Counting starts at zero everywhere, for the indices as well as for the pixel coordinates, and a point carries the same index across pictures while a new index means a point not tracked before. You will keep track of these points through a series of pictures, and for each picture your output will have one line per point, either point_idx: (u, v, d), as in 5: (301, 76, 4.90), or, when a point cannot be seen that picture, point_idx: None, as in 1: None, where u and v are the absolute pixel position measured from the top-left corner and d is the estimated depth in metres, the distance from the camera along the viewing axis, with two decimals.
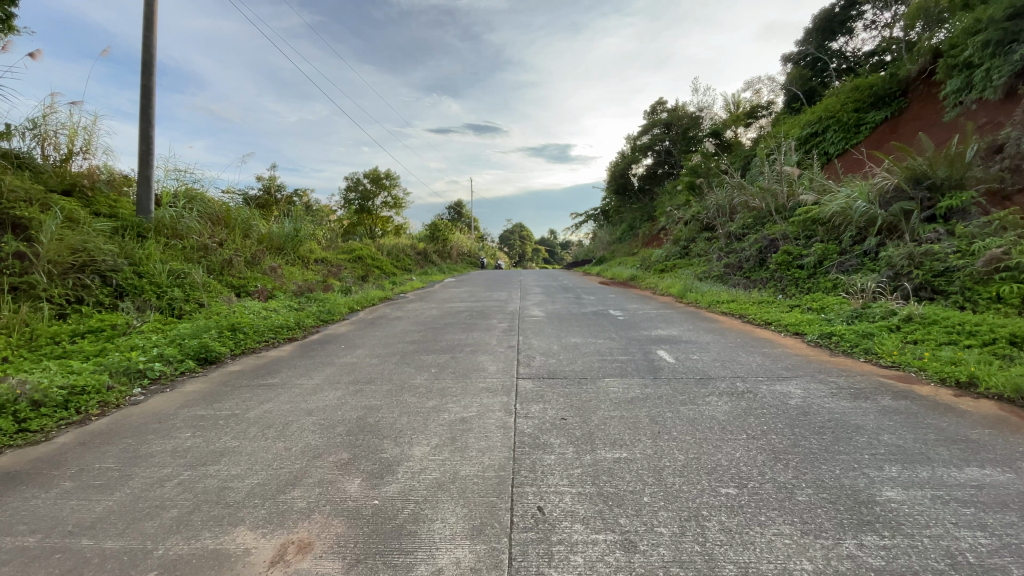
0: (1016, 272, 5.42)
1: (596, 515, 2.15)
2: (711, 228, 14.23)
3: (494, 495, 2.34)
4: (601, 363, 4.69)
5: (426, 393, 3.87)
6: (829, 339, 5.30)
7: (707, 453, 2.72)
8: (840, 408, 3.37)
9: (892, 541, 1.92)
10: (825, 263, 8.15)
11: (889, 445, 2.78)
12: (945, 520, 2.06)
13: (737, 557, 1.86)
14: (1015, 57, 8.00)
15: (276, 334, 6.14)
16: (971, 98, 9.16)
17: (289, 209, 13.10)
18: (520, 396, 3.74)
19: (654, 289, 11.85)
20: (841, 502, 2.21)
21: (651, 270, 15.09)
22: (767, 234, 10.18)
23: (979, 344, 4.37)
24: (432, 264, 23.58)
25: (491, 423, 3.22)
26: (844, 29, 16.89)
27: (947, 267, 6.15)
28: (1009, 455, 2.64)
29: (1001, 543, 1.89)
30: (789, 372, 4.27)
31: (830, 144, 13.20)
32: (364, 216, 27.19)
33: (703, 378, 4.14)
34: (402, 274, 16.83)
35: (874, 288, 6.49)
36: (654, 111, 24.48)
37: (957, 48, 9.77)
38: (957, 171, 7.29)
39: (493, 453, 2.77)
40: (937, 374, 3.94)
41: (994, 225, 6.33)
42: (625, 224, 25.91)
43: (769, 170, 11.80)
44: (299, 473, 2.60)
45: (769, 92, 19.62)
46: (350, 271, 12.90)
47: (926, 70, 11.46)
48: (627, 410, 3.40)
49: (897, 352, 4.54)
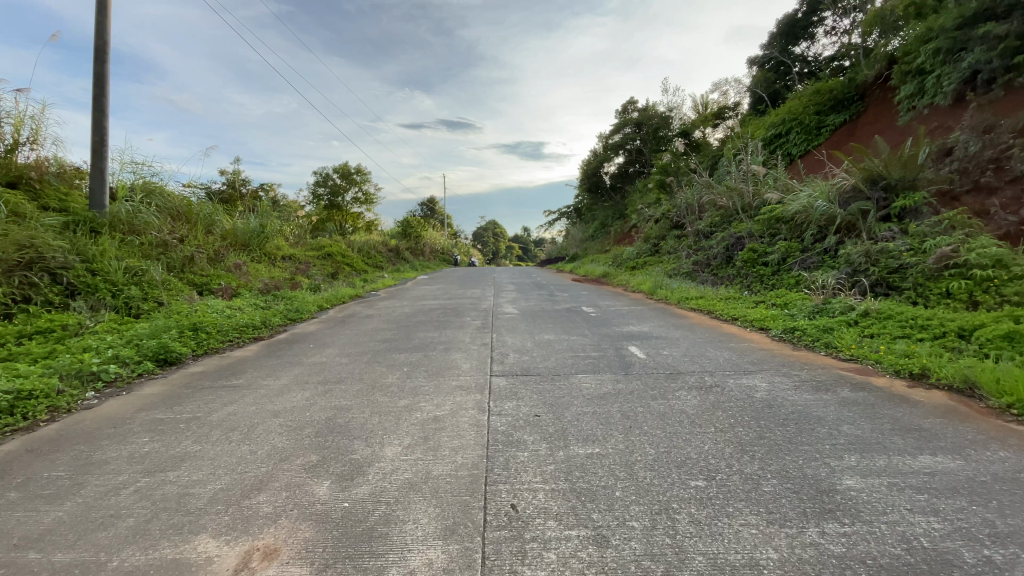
0: (965, 269, 5.71)
1: (569, 511, 2.15)
2: (680, 226, 14.48)
3: (467, 494, 2.32)
4: (574, 359, 4.72)
5: (398, 392, 3.80)
6: (792, 334, 5.48)
7: (677, 447, 2.76)
8: (803, 401, 3.48)
9: (852, 528, 2.00)
10: (789, 260, 8.42)
11: (849, 436, 2.89)
12: (901, 506, 2.15)
13: (706, 548, 1.90)
14: (964, 64, 8.45)
15: (241, 333, 5.96)
16: (922, 104, 9.61)
17: (254, 204, 12.70)
18: (494, 394, 3.73)
19: (626, 286, 12.01)
20: (804, 492, 2.29)
21: (623, 268, 15.31)
22: (734, 232, 10.45)
23: (931, 338, 4.59)
24: (404, 261, 23.26)
25: (465, 421, 3.19)
26: (806, 34, 17.44)
27: (901, 264, 6.44)
28: (958, 442, 2.79)
29: (952, 528, 1.99)
30: (754, 366, 4.40)
31: (793, 146, 13.65)
32: (335, 212, 26.64)
33: (673, 373, 4.22)
34: (374, 271, 16.57)
35: (834, 285, 6.76)
36: (625, 110, 24.77)
37: (912, 55, 10.21)
38: (911, 172, 7.58)
39: (466, 452, 2.75)
40: (892, 367, 4.12)
41: (944, 224, 6.64)
42: (599, 221, 26.19)
43: (736, 170, 12.08)
44: (265, 477, 2.51)
45: (737, 94, 20.15)
46: (318, 267, 12.63)
47: (881, 76, 11.92)
48: (599, 406, 3.43)
49: (855, 346, 4.73)
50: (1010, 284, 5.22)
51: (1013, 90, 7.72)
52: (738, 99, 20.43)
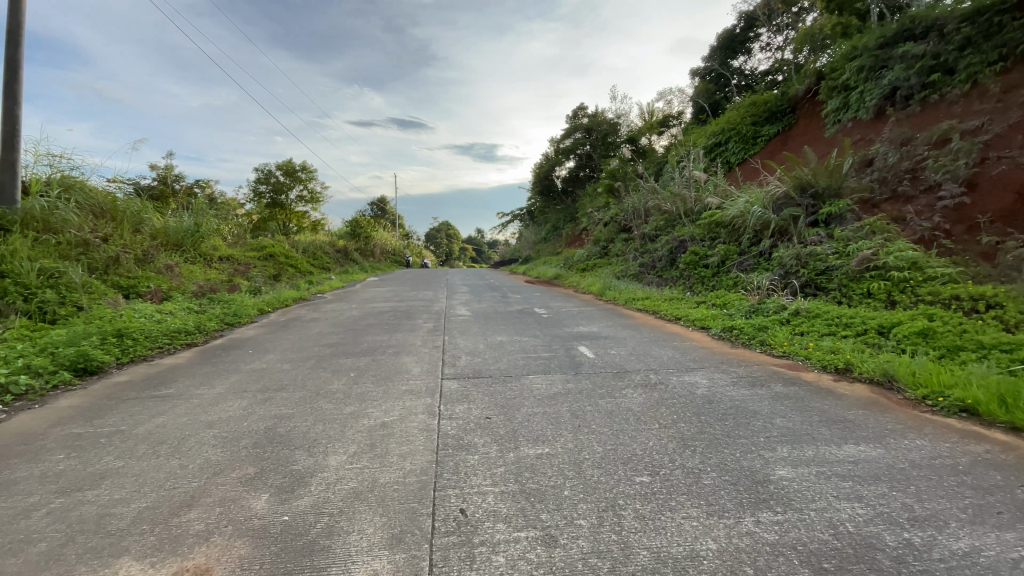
0: (883, 271, 6.21)
1: (518, 513, 2.16)
2: (628, 229, 14.93)
3: (415, 501, 2.27)
4: (526, 360, 4.75)
5: (343, 399, 3.69)
6: (730, 332, 5.77)
7: (623, 444, 2.84)
8: (740, 396, 3.66)
9: (784, 516, 2.12)
10: (727, 262, 8.86)
11: (781, 428, 3.07)
12: (828, 494, 2.30)
13: (651, 542, 1.95)
14: (884, 81, 9.42)
15: (172, 339, 5.58)
16: (847, 118, 10.32)
17: (189, 201, 11.96)
18: (445, 397, 3.69)
19: (576, 288, 12.25)
20: (741, 483, 2.40)
21: (573, 269, 15.59)
22: (677, 235, 10.88)
23: (853, 335, 4.96)
24: (353, 262, 22.61)
25: (414, 426, 3.13)
26: (743, 49, 18.43)
27: (827, 266, 6.92)
28: (878, 432, 3.02)
29: (873, 512, 2.15)
30: (696, 364, 4.59)
31: (732, 154, 14.43)
32: (277, 210, 25.50)
33: (620, 371, 4.33)
34: (319, 273, 16.00)
35: (769, 286, 7.19)
36: (576, 115, 25.33)
37: (838, 73, 11.04)
38: (836, 181, 8.15)
39: (415, 457, 2.70)
40: (820, 363, 4.42)
41: (865, 230, 7.19)
42: (551, 224, 26.58)
43: (680, 176, 12.59)
44: (197, 493, 2.36)
45: (680, 103, 21.08)
46: (260, 268, 12.05)
47: (810, 90, 12.69)
48: (549, 406, 3.47)
49: (787, 343, 5.05)
50: (921, 285, 5.73)
51: (928, 106, 8.52)
52: (681, 108, 21.35)
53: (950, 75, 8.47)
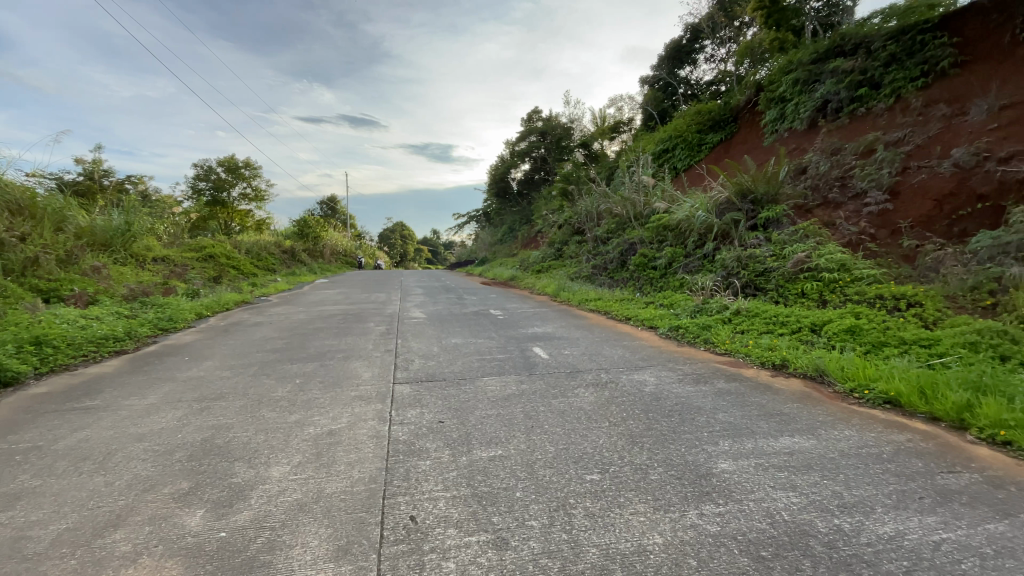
0: (815, 272, 6.63)
1: (469, 517, 2.14)
2: (581, 232, 15.21)
3: (363, 510, 2.21)
4: (480, 362, 4.73)
5: (288, 406, 3.54)
6: (677, 331, 5.98)
7: (575, 443, 2.88)
8: (686, 392, 3.81)
9: (725, 508, 2.22)
10: (674, 264, 9.19)
11: (723, 423, 3.22)
12: (766, 484, 2.42)
13: (600, 540, 1.99)
14: (817, 95, 10.09)
15: (99, 346, 5.17)
16: (783, 128, 10.95)
17: (118, 198, 11.15)
18: (396, 402, 3.61)
19: (531, 289, 12.36)
20: (686, 477, 2.49)
21: (529, 271, 15.71)
22: (628, 238, 11.19)
23: (789, 332, 5.27)
24: (300, 263, 21.78)
25: (363, 433, 3.05)
26: (690, 59, 19.18)
27: (765, 268, 7.32)
28: (811, 424, 3.21)
29: (806, 500, 2.28)
30: (645, 362, 4.73)
31: (679, 160, 15.01)
32: (218, 209, 24.20)
33: (573, 371, 4.40)
34: (264, 275, 15.31)
35: (712, 287, 7.53)
36: (530, 119, 25.58)
37: (776, 85, 11.70)
38: (773, 187, 8.64)
39: (363, 465, 2.62)
40: (759, 359, 4.66)
41: (800, 233, 7.65)
42: (507, 225, 26.71)
43: (630, 181, 12.94)
44: (125, 511, 2.19)
45: (631, 110, 21.69)
46: (199, 270, 11.40)
47: (750, 101, 13.28)
48: (503, 408, 3.47)
49: (729, 341, 5.29)
50: (849, 285, 6.16)
51: (856, 118, 9.17)
52: (632, 114, 21.98)
53: (876, 89, 9.15)
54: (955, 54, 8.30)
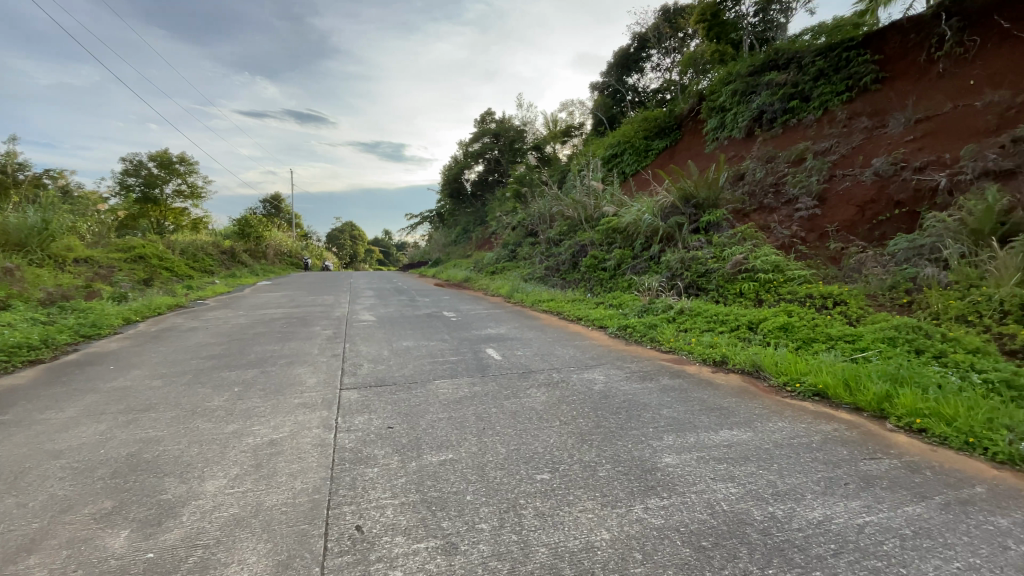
0: (752, 273, 7.00)
1: (418, 524, 2.10)
2: (534, 233, 15.35)
3: (306, 522, 2.12)
4: (432, 365, 4.68)
5: (225, 416, 3.35)
6: (625, 331, 6.15)
7: (526, 443, 2.90)
8: (633, 389, 3.92)
9: (669, 500, 2.30)
10: (623, 265, 9.45)
11: (668, 418, 3.34)
12: (707, 476, 2.53)
13: (549, 539, 2.01)
14: (753, 105, 10.70)
15: (8, 356, 4.70)
16: (723, 136, 11.51)
17: (33, 194, 10.20)
18: (343, 409, 3.50)
19: (485, 291, 12.36)
20: (632, 473, 2.56)
21: (482, 272, 15.69)
22: (579, 240, 11.40)
23: (728, 330, 5.54)
24: (242, 265, 20.72)
25: (307, 442, 2.93)
26: (637, 68, 19.81)
27: (707, 269, 7.66)
28: (748, 417, 3.39)
29: (744, 490, 2.40)
30: (594, 361, 4.84)
31: (627, 165, 15.47)
32: (149, 206, 22.61)
33: (525, 371, 4.43)
34: (202, 277, 14.45)
35: (658, 287, 7.81)
36: (484, 120, 25.63)
37: (716, 95, 12.30)
38: (714, 193, 9.07)
39: (306, 475, 2.52)
40: (700, 356, 4.87)
41: (739, 236, 8.05)
42: (461, 227, 26.54)
43: (581, 184, 13.19)
44: (37, 535, 2.00)
45: (582, 115, 22.14)
46: (127, 272, 10.61)
47: (692, 110, 13.90)
48: (454, 410, 3.44)
49: (673, 339, 5.50)
50: (782, 285, 6.55)
51: (789, 129, 9.81)
52: (583, 119, 22.43)
53: (806, 102, 9.79)
54: (876, 70, 9.02)
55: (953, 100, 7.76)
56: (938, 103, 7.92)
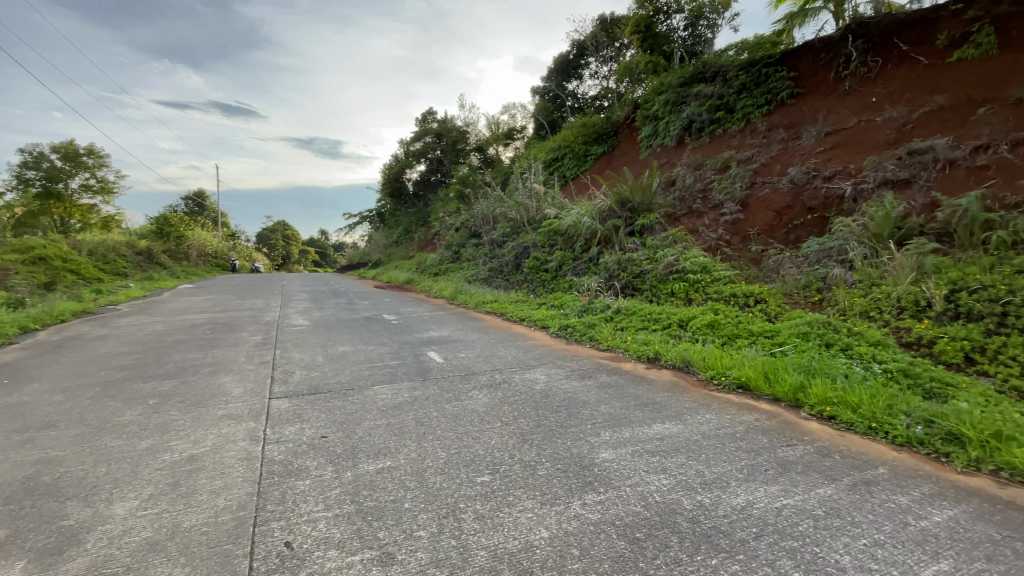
0: (683, 273, 7.36)
1: (353, 536, 2.03)
2: (477, 235, 15.32)
3: (229, 542, 1.99)
4: (371, 370, 4.54)
5: (138, 432, 3.07)
6: (566, 330, 6.28)
7: (466, 446, 2.87)
8: (573, 388, 4.01)
9: (606, 495, 2.37)
10: (564, 267, 9.63)
11: (605, 414, 3.44)
12: (641, 469, 2.63)
13: (488, 541, 2.00)
14: (683, 115, 11.27)
15: None
16: (656, 144, 12.03)
17: None
18: (273, 419, 3.32)
19: (427, 293, 12.17)
20: (571, 470, 2.61)
21: (425, 274, 15.47)
22: (522, 241, 11.51)
23: (662, 328, 5.79)
24: (160, 267, 19.12)
25: (232, 456, 2.75)
26: (576, 74, 20.29)
27: (642, 270, 7.97)
28: (680, 410, 3.56)
29: (674, 481, 2.52)
30: (536, 361, 4.90)
31: (568, 169, 15.82)
32: (49, 202, 20.36)
33: (467, 374, 4.41)
34: (114, 280, 13.21)
35: (597, 288, 8.03)
36: (425, 119, 25.32)
37: (650, 104, 12.85)
38: (648, 197, 9.46)
39: (231, 492, 2.37)
40: (635, 353, 5.06)
41: (671, 239, 8.45)
42: (402, 227, 25.95)
43: (523, 187, 13.32)
44: None
45: (523, 118, 22.39)
46: (23, 276, 9.50)
47: (628, 118, 14.40)
48: (393, 416, 3.35)
49: (611, 337, 5.68)
50: (710, 285, 6.94)
51: (715, 138, 10.45)
52: (524, 122, 22.68)
53: (731, 113, 10.46)
54: (792, 86, 9.79)
55: (856, 116, 8.56)
56: (844, 118, 8.71)
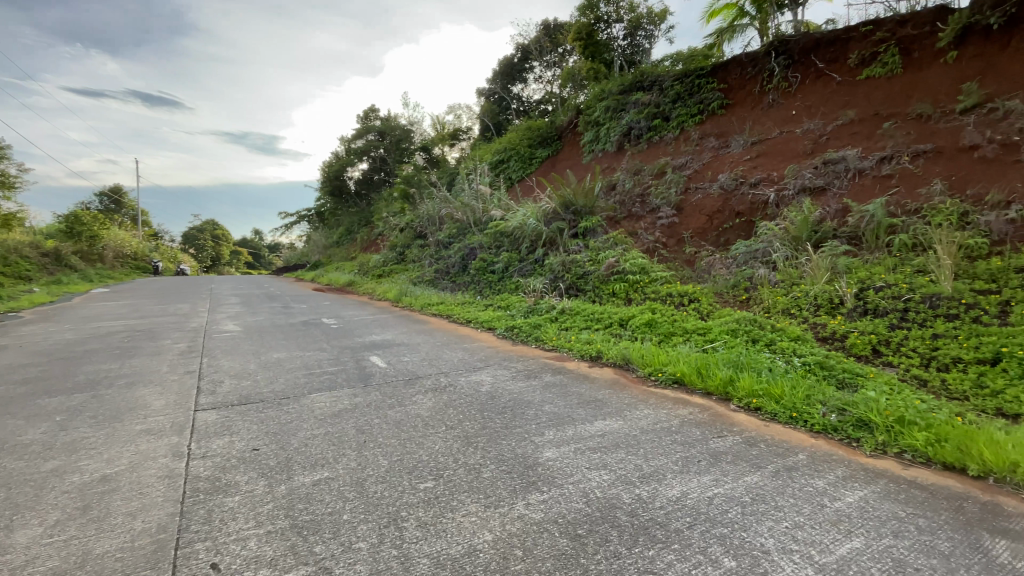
0: (623, 274, 7.61)
1: (287, 552, 1.94)
2: (423, 236, 15.08)
3: (149, 567, 1.84)
4: (308, 378, 4.35)
5: (41, 453, 2.78)
6: (512, 331, 6.31)
7: (409, 453, 2.82)
8: (518, 388, 4.04)
9: (548, 494, 2.40)
10: (510, 268, 9.68)
11: (549, 413, 3.48)
12: (583, 466, 2.69)
13: (431, 549, 1.97)
14: (623, 121, 11.66)
15: None
16: (598, 148, 12.36)
17: None
18: (199, 432, 3.10)
19: (370, 295, 11.84)
20: (515, 471, 2.62)
21: (368, 276, 15.04)
22: (468, 243, 11.46)
23: (604, 327, 5.96)
24: (70, 269, 17.39)
25: (152, 474, 2.55)
26: (521, 78, 20.49)
27: (585, 271, 8.16)
28: (620, 407, 3.67)
29: (614, 476, 2.59)
30: (482, 363, 4.89)
31: (513, 171, 15.93)
32: None
33: (412, 378, 4.32)
34: (14, 285, 11.86)
35: (542, 289, 8.14)
36: (367, 116, 24.67)
37: (592, 110, 13.20)
38: (590, 201, 9.70)
39: (150, 513, 2.19)
40: (579, 352, 5.17)
41: (612, 241, 8.70)
42: (344, 227, 25.04)
43: (469, 188, 13.27)
44: None
45: (469, 119, 22.32)
46: None
47: (571, 123, 14.76)
48: (332, 425, 3.23)
49: (555, 338, 5.77)
50: (648, 286, 7.22)
51: (652, 144, 10.88)
52: (470, 124, 22.62)
53: (667, 121, 10.95)
54: (722, 97, 10.39)
55: (779, 127, 9.20)
56: (767, 129, 9.34)
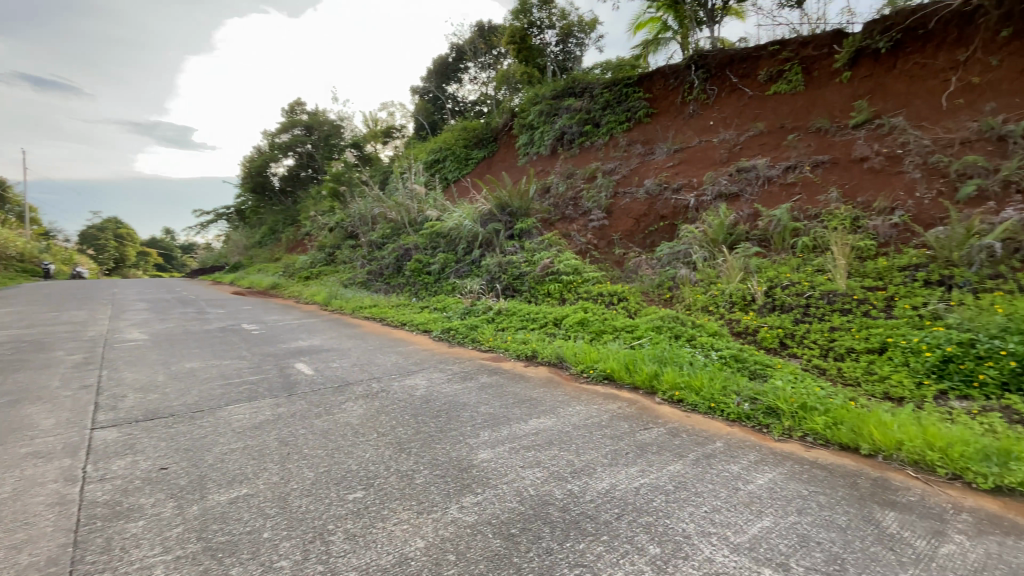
0: (557, 274, 7.78)
1: None
2: (354, 236, 14.57)
3: None
4: (226, 389, 4.06)
5: None
6: (447, 333, 6.26)
7: (337, 463, 2.71)
8: (453, 391, 4.01)
9: (482, 495, 2.40)
10: (446, 269, 9.59)
11: (484, 415, 3.48)
12: (516, 466, 2.72)
13: (359, 561, 1.91)
14: (556, 125, 11.93)
15: None
16: (532, 151, 12.57)
17: None
18: (97, 453, 2.80)
19: (298, 298, 11.26)
20: (448, 474, 2.60)
21: (295, 278, 14.29)
22: (403, 244, 11.22)
23: (539, 327, 6.06)
24: None
25: (38, 502, 2.27)
26: (455, 78, 20.37)
27: (521, 272, 8.25)
28: (554, 405, 3.75)
29: (547, 473, 2.64)
30: (416, 367, 4.80)
31: (448, 171, 15.80)
32: None
33: (341, 385, 4.16)
34: None
35: (478, 290, 8.14)
36: (291, 109, 23.48)
37: (526, 113, 13.39)
38: (524, 202, 9.84)
39: (35, 546, 1.95)
40: (514, 352, 5.22)
41: (547, 242, 8.88)
42: (267, 227, 23.59)
43: (403, 188, 13.00)
44: None
45: (402, 117, 21.87)
46: None
47: (506, 125, 14.89)
48: (252, 438, 3.03)
49: (491, 338, 5.80)
50: (580, 286, 7.43)
51: (584, 149, 11.23)
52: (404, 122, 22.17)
53: (598, 127, 11.34)
54: (648, 106, 10.92)
55: (699, 136, 9.81)
56: (688, 137, 9.93)
